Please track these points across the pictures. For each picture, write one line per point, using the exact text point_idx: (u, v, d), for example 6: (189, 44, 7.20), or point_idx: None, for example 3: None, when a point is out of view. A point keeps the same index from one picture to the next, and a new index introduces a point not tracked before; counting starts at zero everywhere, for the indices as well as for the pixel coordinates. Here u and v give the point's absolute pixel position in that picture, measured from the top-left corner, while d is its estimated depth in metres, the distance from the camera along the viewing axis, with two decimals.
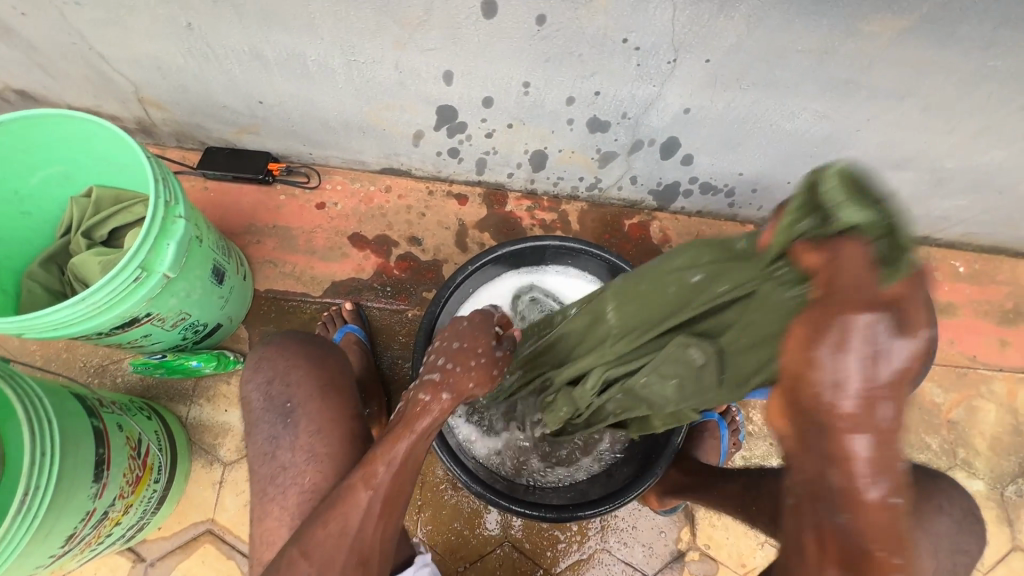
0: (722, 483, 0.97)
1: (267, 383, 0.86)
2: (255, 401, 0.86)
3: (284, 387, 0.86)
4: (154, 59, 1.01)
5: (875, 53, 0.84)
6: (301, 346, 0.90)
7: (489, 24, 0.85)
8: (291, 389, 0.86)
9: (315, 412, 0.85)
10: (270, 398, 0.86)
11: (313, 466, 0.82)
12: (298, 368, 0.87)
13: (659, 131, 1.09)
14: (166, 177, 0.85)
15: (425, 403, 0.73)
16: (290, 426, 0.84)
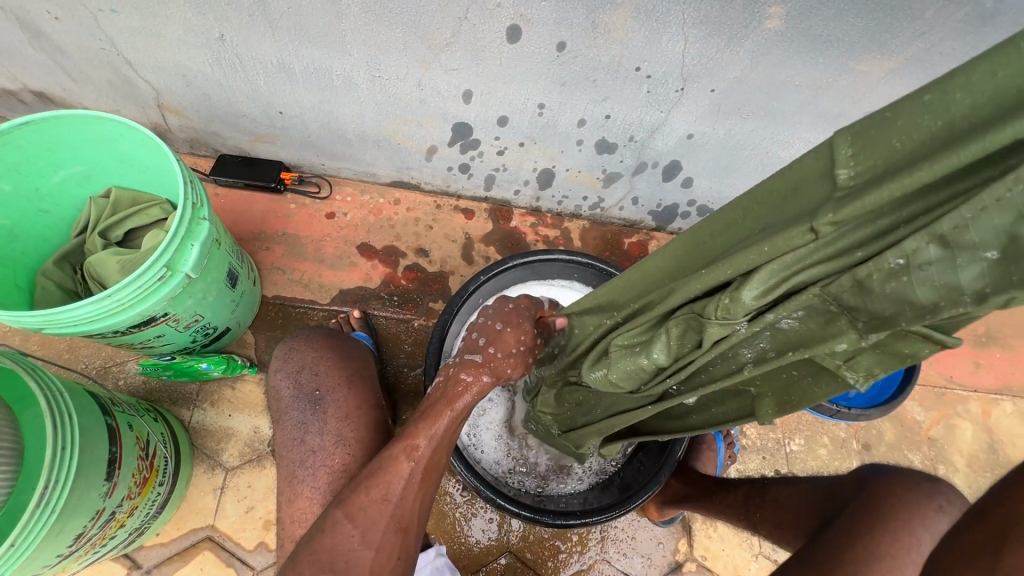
0: (724, 493, 0.99)
1: (297, 372, 0.94)
2: (283, 389, 0.93)
3: (313, 375, 0.93)
4: (181, 67, 1.04)
5: (864, 90, 0.92)
6: (328, 340, 0.99)
7: (512, 49, 0.91)
8: (320, 378, 0.93)
9: (343, 398, 0.92)
10: (299, 386, 0.93)
11: (341, 448, 0.87)
12: (326, 359, 0.96)
13: (663, 154, 1.15)
14: (193, 180, 0.87)
15: (465, 382, 0.76)
16: (318, 412, 0.90)
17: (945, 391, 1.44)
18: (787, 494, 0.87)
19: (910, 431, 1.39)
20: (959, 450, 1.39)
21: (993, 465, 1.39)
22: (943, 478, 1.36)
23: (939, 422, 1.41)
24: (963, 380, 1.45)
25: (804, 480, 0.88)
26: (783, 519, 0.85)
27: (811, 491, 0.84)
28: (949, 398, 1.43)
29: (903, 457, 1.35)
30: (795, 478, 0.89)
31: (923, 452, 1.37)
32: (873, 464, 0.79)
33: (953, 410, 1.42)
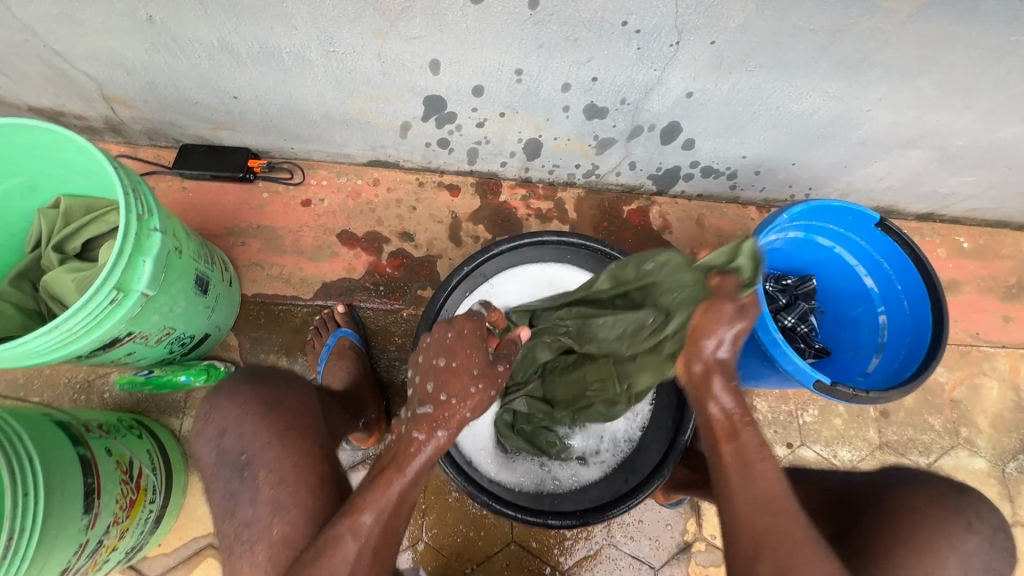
0: None
1: (218, 436, 0.77)
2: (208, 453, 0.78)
3: (237, 438, 0.77)
4: (116, 55, 0.93)
5: (890, 30, 0.79)
6: (250, 390, 0.81)
7: (477, 10, 0.79)
8: (246, 439, 0.77)
9: (275, 455, 0.76)
10: (224, 450, 0.77)
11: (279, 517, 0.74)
12: (251, 413, 0.79)
13: (659, 116, 1.03)
14: (137, 188, 0.79)
15: (419, 442, 0.69)
16: (248, 478, 0.76)
17: (970, 349, 1.37)
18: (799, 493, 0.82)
19: (931, 394, 1.32)
20: (983, 411, 1.32)
21: (1019, 424, 1.33)
22: (966, 441, 1.30)
23: (963, 383, 1.34)
24: (989, 336, 1.38)
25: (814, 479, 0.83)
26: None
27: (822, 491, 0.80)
28: (974, 356, 1.36)
29: (923, 422, 1.30)
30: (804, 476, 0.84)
31: (945, 415, 1.31)
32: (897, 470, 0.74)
33: (978, 368, 1.35)
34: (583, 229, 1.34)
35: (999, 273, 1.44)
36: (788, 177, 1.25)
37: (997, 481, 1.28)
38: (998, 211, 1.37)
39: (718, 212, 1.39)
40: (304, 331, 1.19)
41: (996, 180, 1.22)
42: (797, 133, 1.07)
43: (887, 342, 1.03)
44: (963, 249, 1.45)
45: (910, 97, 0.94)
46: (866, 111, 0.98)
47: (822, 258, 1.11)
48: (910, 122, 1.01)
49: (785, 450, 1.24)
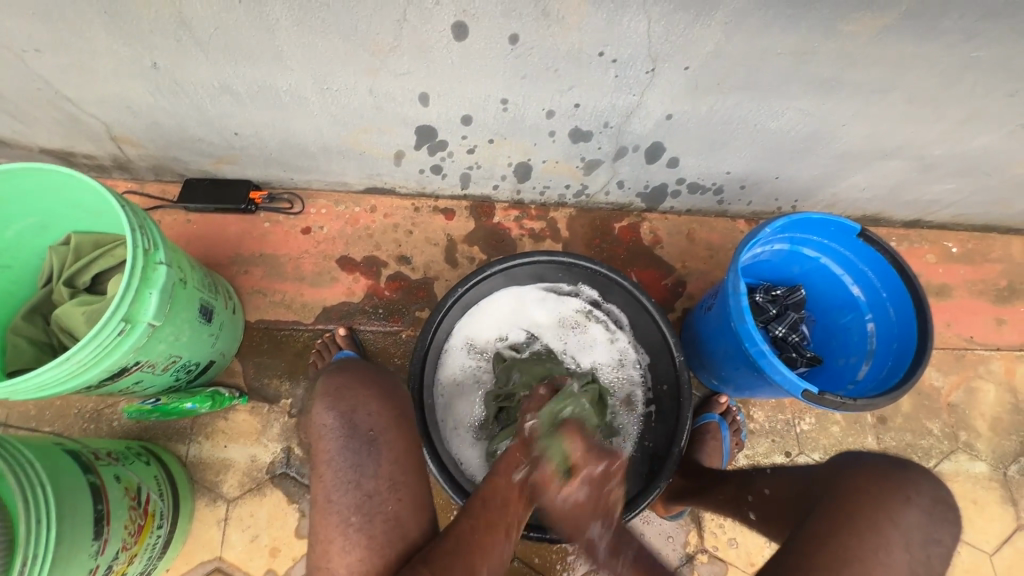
0: (717, 486, 0.96)
1: (351, 411, 0.78)
2: (332, 429, 0.77)
3: (367, 416, 0.78)
4: (123, 99, 0.98)
5: (855, 50, 0.83)
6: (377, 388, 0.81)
7: (461, 47, 0.83)
8: (374, 418, 0.78)
9: (395, 442, 0.78)
10: (354, 428, 0.77)
11: (394, 493, 0.74)
12: (377, 398, 0.81)
13: (642, 137, 1.07)
14: (143, 225, 0.83)
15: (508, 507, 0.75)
16: (374, 454, 0.76)
17: (964, 353, 1.39)
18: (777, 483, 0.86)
19: (928, 398, 1.33)
20: (981, 414, 1.33)
21: (1018, 427, 1.33)
22: (966, 444, 1.30)
23: (959, 387, 1.35)
24: (984, 339, 1.40)
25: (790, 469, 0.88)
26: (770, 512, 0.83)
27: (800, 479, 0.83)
28: (970, 360, 1.38)
29: (921, 427, 1.30)
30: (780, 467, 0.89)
31: (942, 419, 1.32)
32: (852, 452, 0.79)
33: (974, 372, 1.37)
34: (576, 247, 1.37)
35: (990, 277, 1.46)
36: (774, 190, 1.28)
37: (1000, 484, 1.28)
38: (984, 215, 1.40)
39: (708, 226, 1.42)
40: (306, 355, 1.22)
41: (976, 187, 1.25)
42: (777, 149, 1.10)
43: (876, 349, 1.05)
44: (952, 254, 1.47)
45: (881, 112, 0.97)
46: (842, 126, 1.02)
47: (810, 268, 1.15)
48: (885, 135, 1.04)
49: (784, 459, 1.25)
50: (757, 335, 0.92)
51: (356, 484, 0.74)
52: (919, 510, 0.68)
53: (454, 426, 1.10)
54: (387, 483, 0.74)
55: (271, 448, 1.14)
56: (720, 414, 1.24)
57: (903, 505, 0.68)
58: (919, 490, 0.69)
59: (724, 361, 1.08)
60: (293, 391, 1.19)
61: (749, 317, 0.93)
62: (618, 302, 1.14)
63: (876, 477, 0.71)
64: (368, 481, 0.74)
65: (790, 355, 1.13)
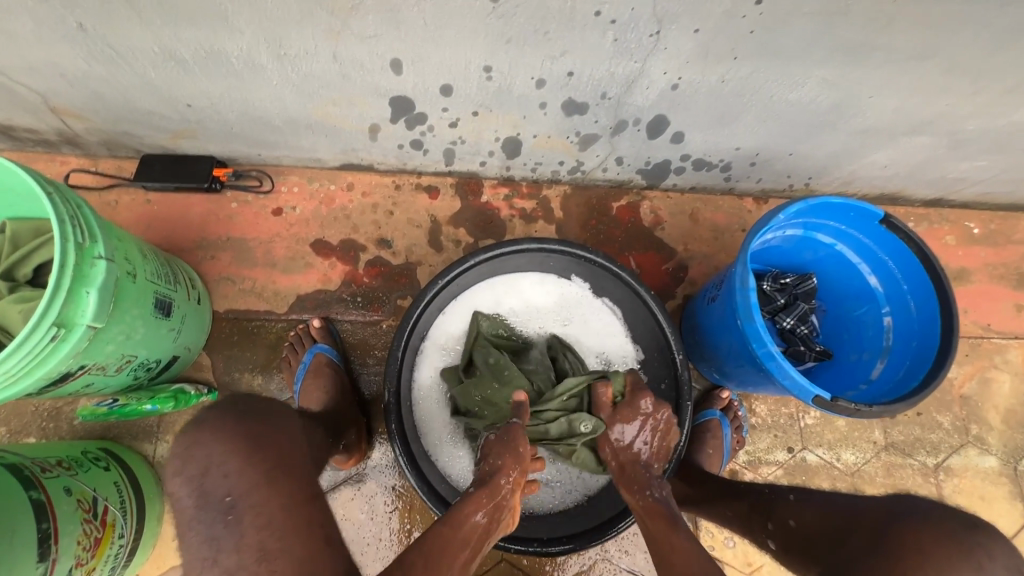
0: (726, 502, 0.89)
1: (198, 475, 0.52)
2: (182, 500, 0.52)
3: (220, 480, 0.52)
4: (54, 66, 0.86)
5: (894, 9, 0.71)
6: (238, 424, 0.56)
7: (434, 5, 0.71)
8: (233, 479, 0.52)
9: (270, 502, 0.53)
10: (209, 499, 0.52)
11: (267, 567, 0.51)
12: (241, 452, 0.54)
13: (644, 109, 0.95)
14: (75, 216, 0.74)
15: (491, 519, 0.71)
16: (233, 525, 0.51)
17: (980, 341, 1.31)
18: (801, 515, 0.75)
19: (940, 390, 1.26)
20: (995, 406, 1.27)
21: None
22: (976, 438, 1.24)
23: (973, 377, 1.28)
24: (1001, 327, 1.32)
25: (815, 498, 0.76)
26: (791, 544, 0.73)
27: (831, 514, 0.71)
28: (986, 349, 1.30)
29: (931, 420, 1.24)
30: (804, 497, 0.77)
31: (954, 412, 1.25)
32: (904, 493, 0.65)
33: (989, 362, 1.30)
34: (570, 228, 1.27)
35: (1012, 260, 1.36)
36: (786, 167, 1.18)
37: (1010, 479, 1.23)
38: (1011, 194, 1.29)
39: (713, 205, 1.31)
40: (279, 347, 1.14)
41: (1009, 164, 1.15)
42: (793, 123, 0.99)
43: (893, 346, 0.97)
44: (973, 235, 1.37)
45: (915, 82, 0.86)
46: (868, 98, 0.91)
47: (823, 256, 1.05)
48: (917, 107, 0.93)
49: (786, 455, 1.19)
50: (766, 336, 0.83)
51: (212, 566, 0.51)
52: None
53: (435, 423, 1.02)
54: (257, 553, 0.51)
55: None
56: (720, 409, 1.17)
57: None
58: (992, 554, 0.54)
59: (728, 359, 1.00)
60: (268, 386, 1.12)
61: (758, 315, 0.84)
62: (614, 294, 1.04)
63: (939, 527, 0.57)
64: (228, 557, 0.51)
65: (796, 348, 1.06)
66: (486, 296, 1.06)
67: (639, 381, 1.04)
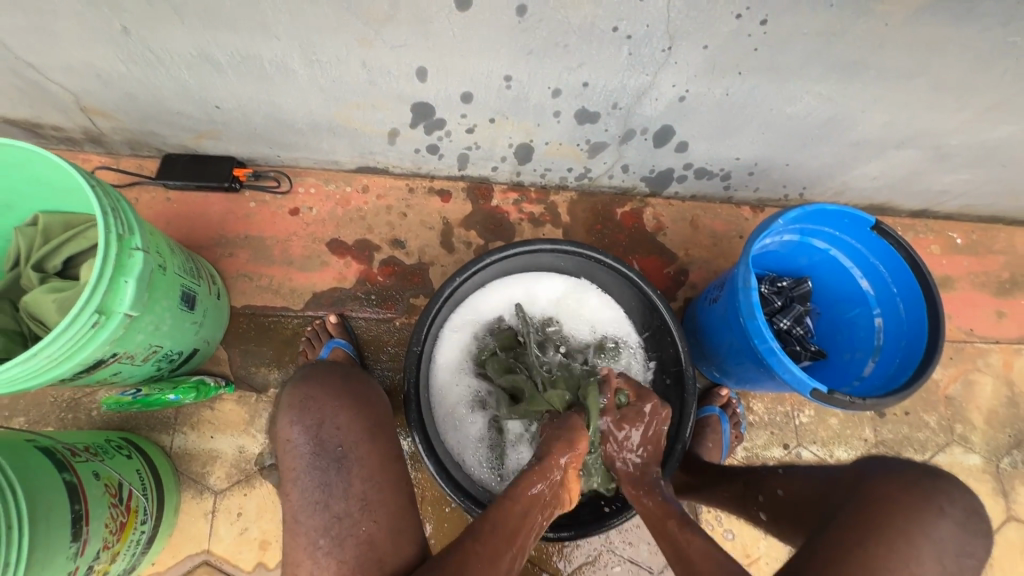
0: (721, 484, 0.98)
1: (317, 426, 0.75)
2: (300, 446, 0.74)
3: (335, 431, 0.75)
4: (92, 66, 0.90)
5: (886, 32, 0.78)
6: (341, 380, 0.80)
7: (464, 17, 0.77)
8: (343, 432, 0.76)
9: (368, 456, 0.76)
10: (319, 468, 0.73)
11: (368, 513, 0.72)
12: (347, 409, 0.78)
13: (652, 120, 1.01)
14: (116, 208, 0.77)
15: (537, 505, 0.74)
16: (343, 471, 0.73)
17: (964, 345, 1.38)
18: (788, 486, 0.84)
19: (926, 391, 1.33)
20: (977, 407, 1.33)
21: (1013, 420, 1.33)
22: (961, 437, 1.31)
23: (957, 379, 1.35)
24: (983, 332, 1.39)
25: (803, 471, 0.84)
26: (781, 512, 0.83)
27: (815, 483, 0.80)
28: (969, 352, 1.37)
29: (917, 419, 1.30)
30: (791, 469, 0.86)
31: (939, 412, 1.32)
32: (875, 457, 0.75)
33: (972, 365, 1.36)
34: (577, 232, 1.32)
35: (993, 268, 1.44)
36: (782, 177, 1.24)
37: (992, 477, 1.29)
38: (991, 206, 1.37)
39: (712, 212, 1.37)
40: (295, 343, 1.17)
41: (990, 178, 1.22)
42: (791, 135, 1.05)
43: (883, 345, 1.03)
44: (956, 245, 1.45)
45: (905, 98, 0.93)
46: (861, 113, 0.97)
47: (817, 260, 1.12)
48: (906, 122, 1.00)
49: (782, 451, 1.24)
50: (767, 332, 0.89)
51: (325, 506, 0.72)
52: (952, 521, 0.63)
53: (449, 412, 1.06)
54: (359, 501, 0.72)
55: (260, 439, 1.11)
56: (720, 406, 1.22)
57: (935, 516, 0.64)
58: (951, 499, 0.65)
59: (729, 356, 1.06)
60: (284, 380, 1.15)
61: (759, 312, 0.90)
62: (621, 294, 1.10)
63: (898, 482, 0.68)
64: (338, 502, 0.72)
65: (793, 348, 1.10)
66: (502, 289, 1.11)
67: (641, 371, 1.10)
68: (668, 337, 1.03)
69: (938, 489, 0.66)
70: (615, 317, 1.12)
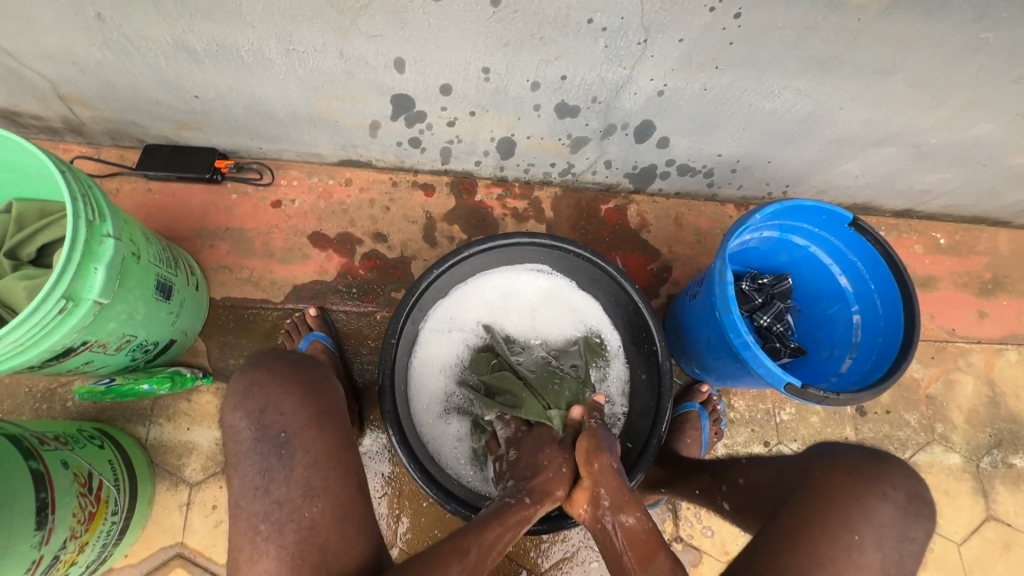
0: (689, 478, 1.01)
1: (259, 412, 0.74)
2: (243, 431, 0.73)
3: (278, 415, 0.73)
4: (68, 54, 0.90)
5: (860, 26, 0.78)
6: (289, 366, 0.79)
7: (439, 7, 0.77)
8: (287, 417, 0.74)
9: (314, 443, 0.73)
10: (260, 457, 0.72)
11: (310, 500, 0.70)
12: (294, 395, 0.76)
13: (632, 115, 1.02)
14: (87, 194, 0.77)
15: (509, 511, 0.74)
16: (285, 458, 0.71)
17: (946, 345, 1.38)
18: (748, 474, 0.89)
19: (908, 389, 1.33)
20: (958, 406, 1.34)
21: (994, 419, 1.34)
22: (941, 436, 1.31)
23: (939, 378, 1.35)
24: (965, 332, 1.40)
25: (761, 461, 0.90)
26: (742, 502, 0.87)
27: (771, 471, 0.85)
28: (951, 352, 1.38)
29: (898, 418, 1.31)
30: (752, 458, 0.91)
31: (920, 411, 1.32)
32: (824, 443, 0.82)
33: (954, 364, 1.37)
34: (560, 228, 1.32)
35: (976, 269, 1.45)
36: (764, 175, 1.24)
37: (972, 476, 1.29)
38: (973, 207, 1.38)
39: (696, 210, 1.38)
40: (274, 336, 1.17)
41: (971, 177, 1.23)
42: (771, 131, 1.06)
43: (861, 341, 1.03)
44: (940, 245, 1.46)
45: (881, 95, 0.93)
46: (839, 110, 0.98)
47: (797, 257, 1.12)
48: (884, 120, 1.00)
49: (762, 448, 1.24)
50: (742, 327, 0.89)
51: (264, 493, 0.70)
52: (894, 505, 0.71)
53: (426, 406, 1.06)
54: (302, 487, 0.70)
55: None
56: (700, 403, 1.22)
57: (879, 500, 0.71)
58: (894, 485, 0.72)
59: (707, 351, 1.06)
60: None
61: (735, 306, 0.90)
62: (600, 289, 1.10)
63: (847, 469, 0.74)
64: (278, 487, 0.70)
65: (773, 345, 1.10)
66: (483, 284, 1.11)
67: (619, 368, 1.10)
68: (645, 333, 1.03)
69: (884, 475, 0.73)
70: (592, 311, 1.12)
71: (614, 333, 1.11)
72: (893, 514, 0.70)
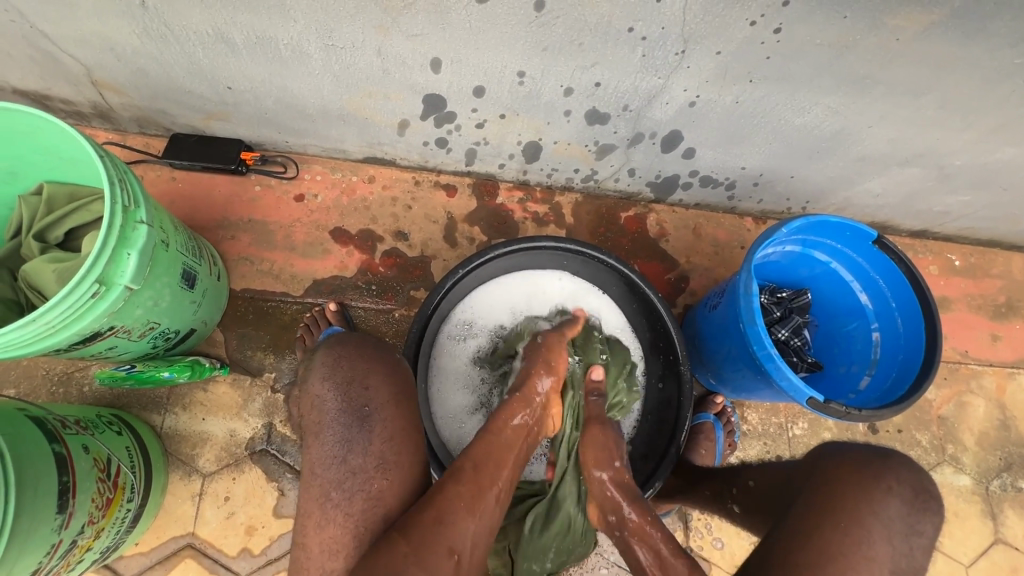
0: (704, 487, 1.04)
1: (346, 384, 0.74)
2: (329, 402, 0.73)
3: (364, 390, 0.74)
4: (107, 40, 0.90)
5: (896, 47, 0.79)
6: (376, 347, 0.79)
7: (481, 9, 0.77)
8: (371, 393, 0.74)
9: (392, 420, 0.74)
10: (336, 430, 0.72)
11: (382, 473, 0.71)
12: (380, 373, 0.77)
13: (661, 124, 1.02)
14: (123, 179, 0.77)
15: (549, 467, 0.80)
16: (366, 431, 0.72)
17: (958, 366, 1.39)
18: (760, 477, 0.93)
19: (920, 409, 1.33)
20: (969, 428, 1.34)
21: (1005, 443, 1.34)
22: (952, 457, 1.31)
23: (951, 399, 1.35)
24: (978, 354, 1.40)
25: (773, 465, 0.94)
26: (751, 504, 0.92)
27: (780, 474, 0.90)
28: (963, 374, 1.38)
29: (910, 437, 1.31)
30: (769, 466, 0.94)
31: (931, 431, 1.32)
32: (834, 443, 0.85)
33: (966, 386, 1.37)
34: (580, 233, 1.33)
35: (990, 292, 1.45)
36: (786, 190, 1.25)
37: (982, 498, 1.29)
38: (990, 230, 1.39)
39: (715, 222, 1.38)
40: (293, 329, 1.16)
41: (991, 201, 1.23)
42: (798, 146, 1.06)
43: (880, 359, 1.04)
44: (955, 266, 1.46)
45: (911, 115, 0.94)
46: (867, 128, 0.98)
47: (818, 273, 1.12)
48: (910, 140, 1.01)
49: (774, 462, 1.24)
50: (767, 339, 0.89)
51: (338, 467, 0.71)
52: (900, 500, 0.74)
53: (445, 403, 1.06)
54: (376, 462, 0.71)
55: (252, 424, 1.10)
56: (714, 414, 1.22)
57: (890, 501, 0.73)
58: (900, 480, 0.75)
59: (726, 362, 1.06)
60: (279, 365, 1.14)
61: (760, 318, 0.90)
62: (621, 296, 1.10)
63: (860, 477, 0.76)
64: (356, 457, 0.71)
65: (791, 359, 1.10)
66: (506, 284, 1.11)
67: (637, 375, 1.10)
68: (667, 342, 1.03)
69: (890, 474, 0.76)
70: (612, 313, 1.13)
71: (633, 340, 1.11)
72: (899, 510, 0.73)
